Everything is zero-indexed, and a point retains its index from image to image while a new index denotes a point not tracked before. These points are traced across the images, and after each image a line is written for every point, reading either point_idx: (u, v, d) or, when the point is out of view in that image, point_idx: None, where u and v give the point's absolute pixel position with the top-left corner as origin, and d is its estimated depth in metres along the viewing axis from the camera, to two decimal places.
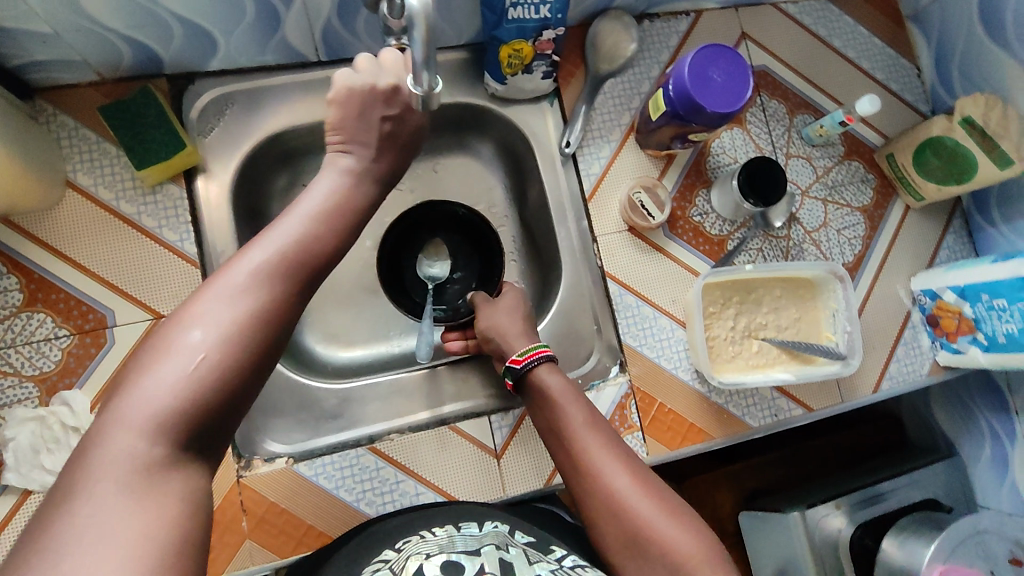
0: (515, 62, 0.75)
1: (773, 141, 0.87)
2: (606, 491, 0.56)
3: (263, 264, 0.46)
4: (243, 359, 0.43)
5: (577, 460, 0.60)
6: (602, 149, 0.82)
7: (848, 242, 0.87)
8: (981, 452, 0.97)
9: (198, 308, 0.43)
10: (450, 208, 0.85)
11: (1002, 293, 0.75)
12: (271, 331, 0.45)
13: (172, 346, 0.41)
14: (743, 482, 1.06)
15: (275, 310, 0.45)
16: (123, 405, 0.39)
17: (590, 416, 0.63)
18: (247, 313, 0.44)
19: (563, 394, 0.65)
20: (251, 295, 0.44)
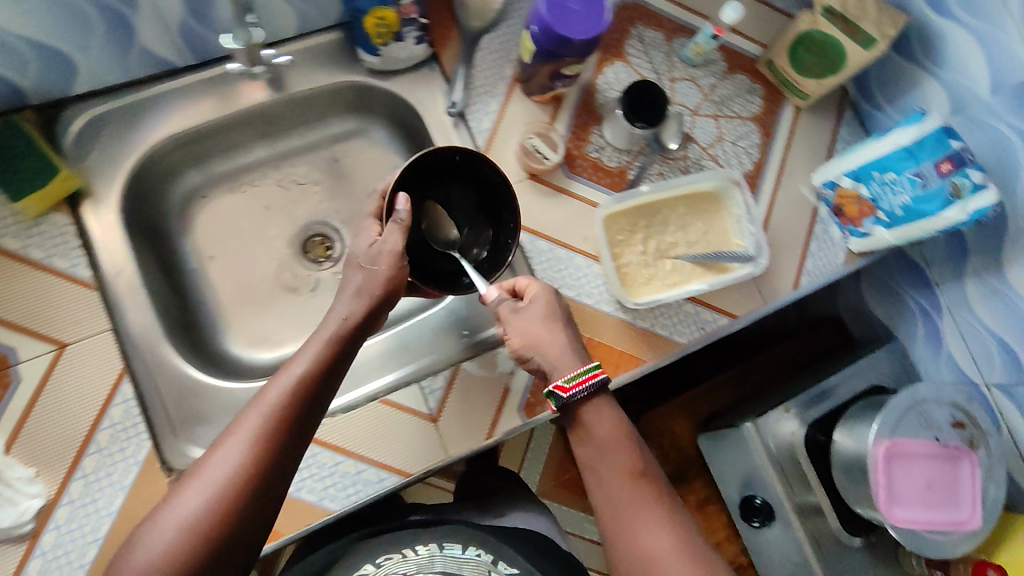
0: (383, 31, 0.75)
1: (656, 68, 0.88)
2: (644, 548, 0.60)
3: (270, 410, 0.58)
4: (240, 489, 0.55)
5: (621, 509, 0.63)
6: (490, 104, 0.82)
7: (745, 151, 0.89)
8: (915, 332, 1.01)
9: (210, 454, 0.56)
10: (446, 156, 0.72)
11: (889, 167, 0.77)
12: (268, 456, 0.57)
13: (183, 498, 0.54)
14: (697, 408, 1.09)
15: (269, 444, 0.57)
16: (141, 541, 0.53)
17: (643, 466, 0.64)
18: (242, 447, 0.56)
19: (614, 437, 0.65)
20: (253, 433, 0.57)
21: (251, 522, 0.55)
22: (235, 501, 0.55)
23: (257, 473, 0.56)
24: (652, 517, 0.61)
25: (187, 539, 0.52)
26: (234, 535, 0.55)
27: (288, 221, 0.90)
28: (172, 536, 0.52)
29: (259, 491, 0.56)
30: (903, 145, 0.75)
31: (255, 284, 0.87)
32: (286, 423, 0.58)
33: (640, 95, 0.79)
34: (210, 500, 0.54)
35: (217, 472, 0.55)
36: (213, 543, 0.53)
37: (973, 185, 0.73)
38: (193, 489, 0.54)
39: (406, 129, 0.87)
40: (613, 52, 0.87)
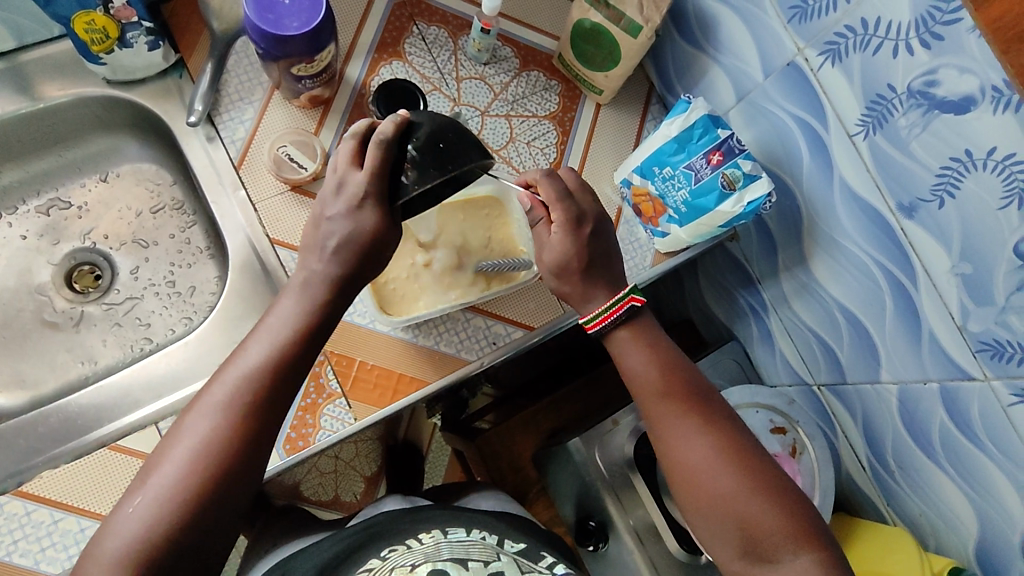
0: (98, 37, 0.69)
1: (440, 68, 0.82)
2: (687, 463, 0.60)
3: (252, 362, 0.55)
4: (224, 441, 0.52)
5: (654, 426, 0.63)
6: (245, 112, 0.76)
7: (541, 152, 0.83)
8: (753, 332, 0.96)
9: (178, 428, 0.53)
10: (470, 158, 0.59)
11: (667, 161, 0.73)
12: (258, 409, 0.54)
13: (141, 485, 0.50)
14: (539, 424, 1.00)
15: (242, 401, 0.54)
16: (108, 526, 0.49)
17: (667, 371, 0.65)
18: (217, 412, 0.53)
19: (645, 362, 0.65)
20: (229, 393, 0.54)
21: (248, 471, 0.53)
22: (221, 466, 0.51)
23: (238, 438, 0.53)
24: (676, 429, 0.62)
25: (167, 510, 0.49)
26: (224, 496, 0.51)
27: (53, 248, 0.83)
28: (157, 510, 0.49)
29: (247, 450, 0.53)
30: (673, 137, 0.71)
31: (12, 321, 0.80)
32: (272, 372, 0.55)
33: (392, 93, 0.75)
34: (179, 476, 0.50)
35: (201, 436, 0.52)
36: (206, 508, 0.50)
37: (744, 175, 0.69)
38: (166, 466, 0.51)
39: (169, 144, 0.81)
40: (390, 52, 0.81)
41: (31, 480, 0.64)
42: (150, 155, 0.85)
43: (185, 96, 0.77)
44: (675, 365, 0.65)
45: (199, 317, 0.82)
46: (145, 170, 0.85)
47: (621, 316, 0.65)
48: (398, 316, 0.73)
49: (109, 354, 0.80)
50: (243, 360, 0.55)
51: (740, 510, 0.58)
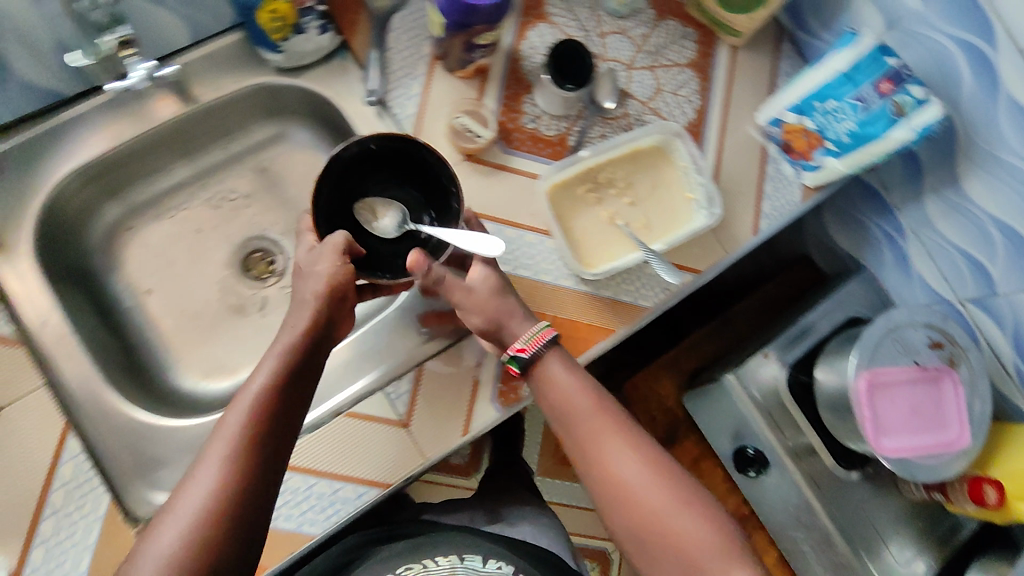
0: (279, 25, 0.70)
1: (583, 26, 0.85)
2: (614, 479, 0.64)
3: (260, 391, 0.56)
4: (235, 475, 0.52)
5: (581, 446, 0.66)
6: (412, 87, 0.78)
7: (686, 100, 0.86)
8: (883, 258, 0.99)
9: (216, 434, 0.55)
10: (414, 151, 0.66)
11: (830, 95, 0.75)
12: (265, 438, 0.55)
13: (183, 491, 0.53)
14: (680, 365, 1.06)
15: (252, 433, 0.54)
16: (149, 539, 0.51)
17: (597, 398, 0.67)
18: (243, 417, 0.55)
19: (626, 445, 0.65)
20: (241, 426, 0.54)
21: (259, 499, 0.54)
22: (238, 501, 0.52)
23: (264, 445, 0.55)
24: (609, 447, 0.65)
25: (208, 515, 0.51)
26: (237, 531, 0.52)
27: (225, 237, 0.84)
28: (175, 544, 0.50)
29: (258, 478, 0.54)
30: (841, 71, 0.73)
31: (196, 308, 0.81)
32: (274, 407, 0.57)
33: (563, 56, 0.74)
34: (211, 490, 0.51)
35: (226, 438, 0.54)
36: (238, 513, 0.52)
37: (915, 101, 0.71)
38: (204, 468, 0.53)
39: (334, 127, 0.82)
40: (535, 15, 0.83)
41: None
42: (305, 142, 0.86)
43: (350, 78, 0.78)
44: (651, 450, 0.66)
45: None
46: (302, 155, 0.86)
47: (551, 339, 0.67)
48: (593, 269, 0.75)
49: None
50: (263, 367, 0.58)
51: (671, 527, 0.61)
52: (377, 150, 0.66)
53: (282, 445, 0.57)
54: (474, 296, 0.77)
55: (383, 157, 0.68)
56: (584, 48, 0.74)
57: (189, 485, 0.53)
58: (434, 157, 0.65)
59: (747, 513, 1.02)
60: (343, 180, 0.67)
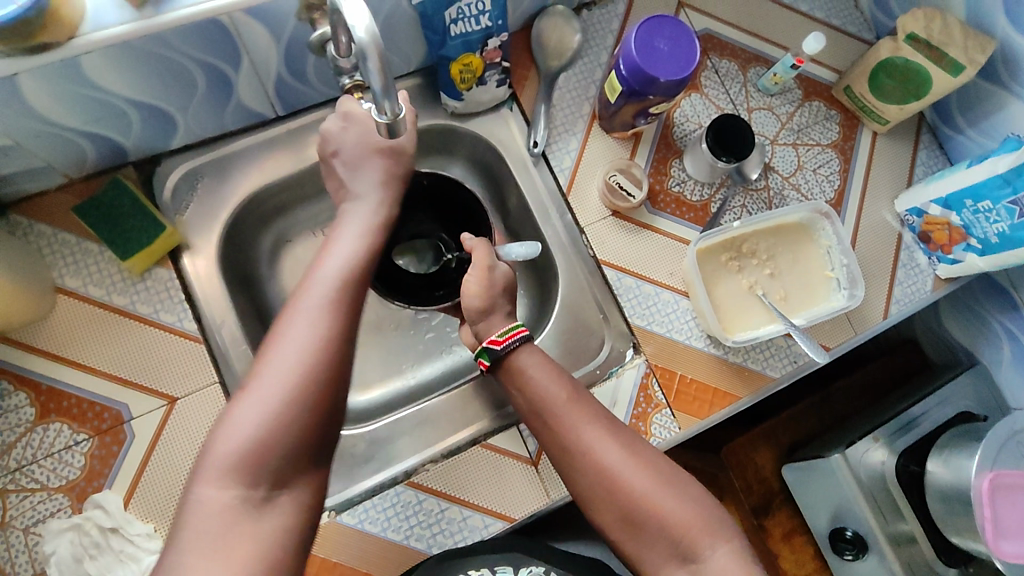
0: (467, 76, 0.76)
1: (732, 99, 0.88)
2: (601, 468, 0.61)
3: (339, 283, 0.57)
4: (318, 371, 0.52)
5: (562, 441, 0.63)
6: (570, 142, 0.83)
7: (826, 179, 0.88)
8: (1000, 355, 0.97)
9: (277, 340, 0.53)
10: (457, 190, 0.81)
11: (984, 195, 0.76)
12: (347, 340, 0.55)
13: (279, 354, 0.53)
14: (779, 437, 1.06)
15: (339, 329, 0.55)
16: (219, 432, 0.50)
17: (573, 391, 0.65)
18: (323, 311, 0.55)
19: (628, 465, 0.61)
20: (325, 321, 0.55)
21: (340, 399, 0.54)
22: (323, 394, 0.52)
23: (343, 361, 0.55)
24: (591, 435, 0.62)
25: (287, 418, 0.51)
26: (317, 428, 0.52)
27: None
28: (257, 431, 0.50)
29: (336, 372, 0.54)
30: (1000, 172, 0.74)
31: None
32: (355, 311, 0.57)
33: (724, 128, 0.79)
34: (293, 388, 0.51)
35: (308, 348, 0.53)
36: (317, 423, 0.52)
37: None
38: (282, 360, 0.52)
39: (489, 171, 0.89)
40: (689, 85, 0.87)
41: (418, 473, 0.72)
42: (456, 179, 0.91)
43: (512, 129, 0.84)
44: (657, 461, 0.62)
45: None
46: None
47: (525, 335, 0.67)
48: (733, 336, 0.77)
49: (427, 360, 0.87)
50: (326, 288, 0.56)
51: (663, 511, 0.59)
52: (427, 187, 0.82)
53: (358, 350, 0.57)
54: (607, 344, 0.81)
55: (426, 194, 0.84)
56: (742, 120, 0.80)
57: (257, 383, 0.52)
58: (472, 200, 0.81)
59: None
60: (387, 210, 0.84)
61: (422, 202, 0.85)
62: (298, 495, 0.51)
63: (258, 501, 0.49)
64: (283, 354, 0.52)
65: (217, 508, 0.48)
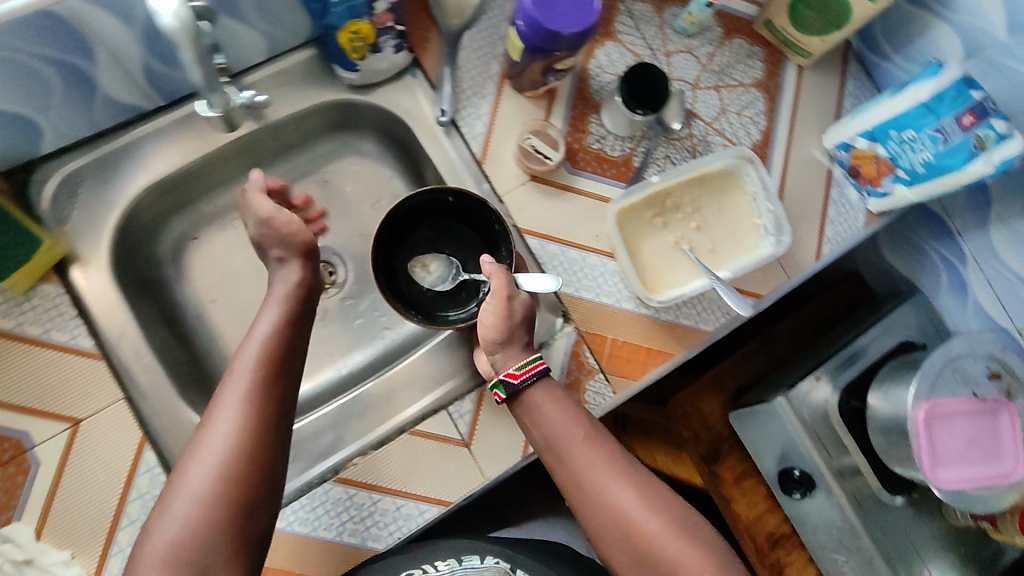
0: (359, 45, 0.70)
1: (649, 44, 0.84)
2: (614, 509, 0.62)
3: (243, 388, 0.60)
4: (221, 479, 0.55)
5: (579, 481, 0.64)
6: (481, 106, 0.79)
7: (752, 121, 0.85)
8: (939, 282, 0.98)
9: (196, 447, 0.57)
10: (490, 218, 0.73)
11: (909, 124, 0.74)
12: (258, 445, 0.58)
13: (190, 465, 0.56)
14: (724, 385, 1.06)
15: (240, 436, 0.57)
16: (149, 533, 0.54)
17: (592, 430, 0.66)
18: (224, 423, 0.58)
19: (639, 507, 0.62)
20: (224, 435, 0.57)
21: (253, 500, 0.57)
22: (230, 495, 0.55)
23: (251, 461, 0.57)
24: (608, 478, 0.63)
25: (200, 526, 0.54)
26: (234, 530, 0.55)
27: (287, 250, 0.85)
28: (172, 538, 0.53)
29: (239, 477, 0.56)
30: (922, 102, 0.72)
31: None
32: (264, 411, 0.60)
33: (640, 78, 0.77)
34: (202, 495, 0.55)
35: (214, 457, 0.56)
36: (237, 521, 0.55)
37: (998, 135, 0.69)
38: (196, 470, 0.56)
39: (399, 144, 0.83)
40: (603, 33, 0.83)
41: (347, 467, 0.69)
42: (367, 154, 0.87)
43: (419, 96, 0.79)
44: (668, 501, 0.63)
45: None
46: (364, 168, 0.87)
47: (543, 370, 0.67)
48: (659, 296, 0.75)
49: (355, 346, 0.84)
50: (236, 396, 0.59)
51: (672, 555, 0.60)
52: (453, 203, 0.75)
53: (272, 447, 0.59)
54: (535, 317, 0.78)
55: (456, 209, 0.77)
56: (658, 70, 0.77)
57: (180, 485, 0.55)
58: (501, 227, 0.73)
59: (787, 534, 1.01)
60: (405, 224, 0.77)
61: (449, 216, 0.78)
62: None
63: None
64: (195, 466, 0.56)
65: None
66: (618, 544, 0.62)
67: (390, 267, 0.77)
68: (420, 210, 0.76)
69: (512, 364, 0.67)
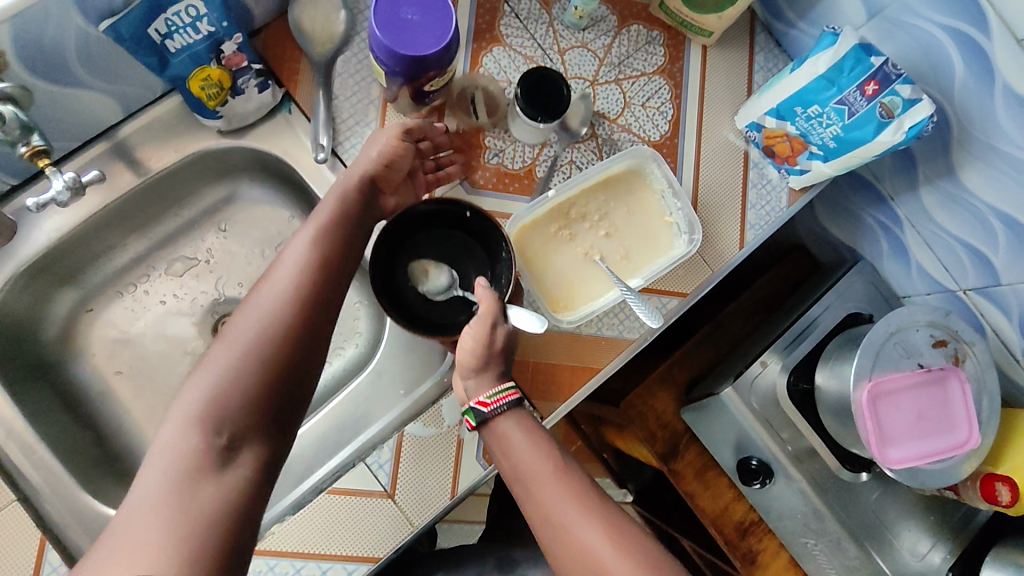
0: (213, 91, 0.67)
1: (540, 43, 0.79)
2: (578, 550, 0.54)
3: (306, 255, 0.58)
4: (261, 347, 0.52)
5: (545, 515, 0.56)
6: (365, 134, 0.73)
7: (658, 111, 0.80)
8: (881, 247, 0.94)
9: (248, 309, 0.54)
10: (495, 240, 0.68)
11: (812, 100, 0.70)
12: (305, 316, 0.55)
13: (244, 323, 0.53)
14: (676, 376, 1.03)
15: (296, 302, 0.55)
16: (185, 387, 0.50)
17: (561, 464, 0.58)
18: (287, 284, 0.55)
19: (605, 549, 0.53)
20: (280, 298, 0.54)
21: (296, 370, 0.54)
22: (273, 360, 0.52)
23: (296, 331, 0.54)
24: (573, 514, 0.55)
25: (237, 384, 0.50)
26: (273, 392, 0.52)
27: (190, 309, 0.81)
28: (211, 393, 0.50)
29: (290, 344, 0.53)
30: (821, 74, 0.68)
31: (170, 387, 0.78)
32: (319, 278, 0.57)
33: (537, 83, 0.70)
34: (245, 354, 0.51)
35: (264, 320, 0.53)
36: (275, 387, 0.52)
37: (904, 101, 0.66)
38: (249, 330, 0.53)
39: (289, 184, 0.79)
40: (488, 38, 0.78)
41: (263, 538, 0.66)
42: (261, 198, 0.82)
43: (298, 132, 0.74)
44: (642, 546, 0.54)
45: (350, 346, 0.82)
46: (261, 212, 0.83)
47: (515, 400, 0.60)
48: (568, 314, 0.72)
49: None
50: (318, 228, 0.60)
51: None
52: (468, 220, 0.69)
53: (321, 319, 0.56)
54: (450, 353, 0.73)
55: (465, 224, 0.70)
56: (560, 77, 0.71)
57: (224, 341, 0.52)
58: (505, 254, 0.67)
59: (756, 522, 0.99)
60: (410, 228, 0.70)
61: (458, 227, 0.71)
62: (258, 450, 0.50)
63: (217, 451, 0.48)
64: (242, 324, 0.53)
65: (177, 453, 0.47)
66: None
67: (390, 260, 0.69)
68: (434, 213, 0.70)
69: (485, 390, 0.61)
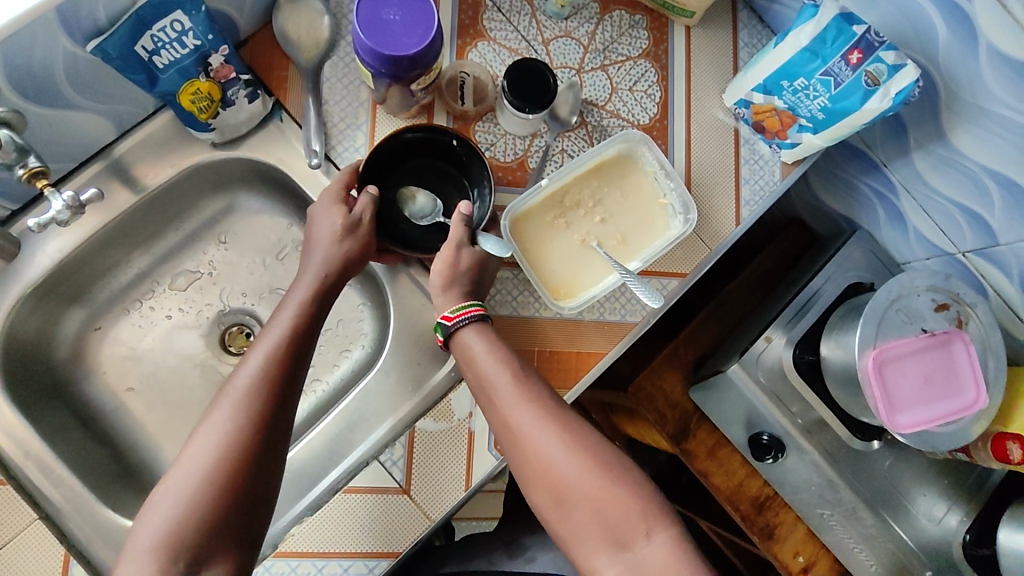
0: (204, 104, 0.68)
1: (524, 35, 0.79)
2: (536, 456, 0.59)
3: (256, 375, 0.58)
4: (209, 478, 0.53)
5: (504, 421, 0.61)
6: (357, 137, 0.74)
7: (646, 94, 0.81)
8: (878, 215, 0.94)
9: (198, 438, 0.55)
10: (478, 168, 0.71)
11: (798, 73, 0.70)
12: (255, 435, 0.56)
13: (189, 457, 0.54)
14: (681, 357, 1.03)
15: (244, 430, 0.56)
16: (138, 527, 0.53)
17: (518, 373, 0.62)
18: (230, 412, 0.56)
19: (559, 449, 0.59)
20: (230, 422, 0.56)
21: (250, 493, 0.55)
22: (225, 488, 0.53)
23: (243, 455, 0.55)
24: (528, 417, 0.60)
25: (190, 517, 0.52)
26: (227, 517, 0.53)
27: (196, 321, 0.82)
28: (165, 529, 0.51)
29: (237, 470, 0.54)
30: (804, 47, 0.68)
31: (181, 399, 0.79)
32: (266, 397, 0.58)
33: (525, 74, 0.71)
34: (194, 487, 0.53)
35: (211, 450, 0.54)
36: (230, 510, 0.53)
37: (889, 68, 0.66)
38: (197, 459, 0.54)
39: (286, 190, 0.80)
40: (472, 34, 0.78)
41: (284, 540, 0.67)
42: (259, 206, 0.83)
43: (291, 138, 0.75)
44: (591, 444, 0.60)
45: (357, 347, 0.83)
46: (259, 221, 0.83)
47: (477, 315, 0.65)
48: (570, 299, 0.72)
49: None
50: (290, 310, 0.63)
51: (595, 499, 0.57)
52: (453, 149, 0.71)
53: (273, 441, 0.57)
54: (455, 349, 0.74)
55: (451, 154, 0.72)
56: (546, 68, 0.71)
57: (174, 474, 0.54)
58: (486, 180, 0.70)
59: (772, 496, 0.99)
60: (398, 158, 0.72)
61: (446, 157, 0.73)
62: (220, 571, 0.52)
63: None
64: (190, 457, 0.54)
65: None
66: (540, 486, 0.59)
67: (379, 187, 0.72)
68: (422, 143, 0.71)
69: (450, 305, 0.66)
